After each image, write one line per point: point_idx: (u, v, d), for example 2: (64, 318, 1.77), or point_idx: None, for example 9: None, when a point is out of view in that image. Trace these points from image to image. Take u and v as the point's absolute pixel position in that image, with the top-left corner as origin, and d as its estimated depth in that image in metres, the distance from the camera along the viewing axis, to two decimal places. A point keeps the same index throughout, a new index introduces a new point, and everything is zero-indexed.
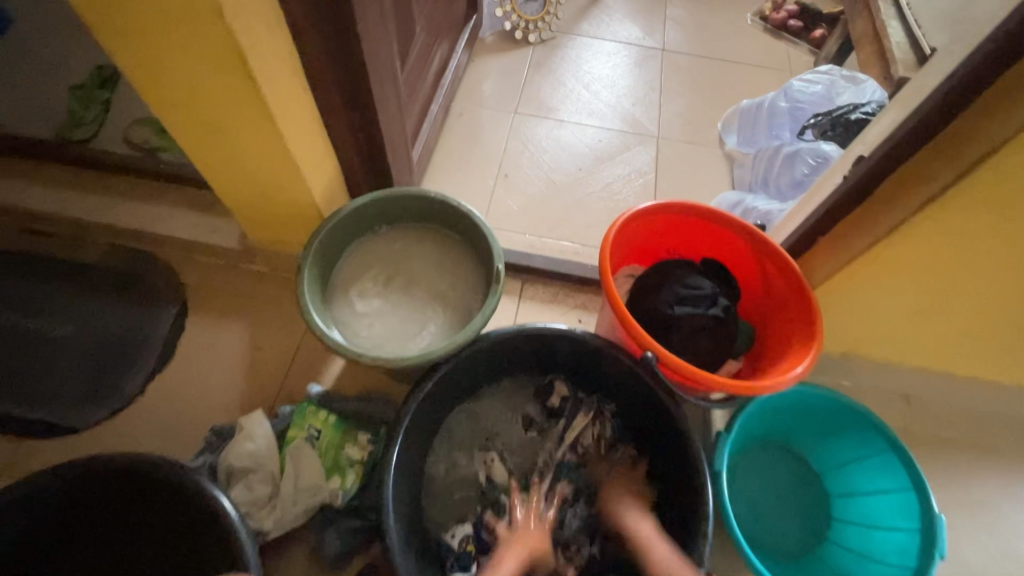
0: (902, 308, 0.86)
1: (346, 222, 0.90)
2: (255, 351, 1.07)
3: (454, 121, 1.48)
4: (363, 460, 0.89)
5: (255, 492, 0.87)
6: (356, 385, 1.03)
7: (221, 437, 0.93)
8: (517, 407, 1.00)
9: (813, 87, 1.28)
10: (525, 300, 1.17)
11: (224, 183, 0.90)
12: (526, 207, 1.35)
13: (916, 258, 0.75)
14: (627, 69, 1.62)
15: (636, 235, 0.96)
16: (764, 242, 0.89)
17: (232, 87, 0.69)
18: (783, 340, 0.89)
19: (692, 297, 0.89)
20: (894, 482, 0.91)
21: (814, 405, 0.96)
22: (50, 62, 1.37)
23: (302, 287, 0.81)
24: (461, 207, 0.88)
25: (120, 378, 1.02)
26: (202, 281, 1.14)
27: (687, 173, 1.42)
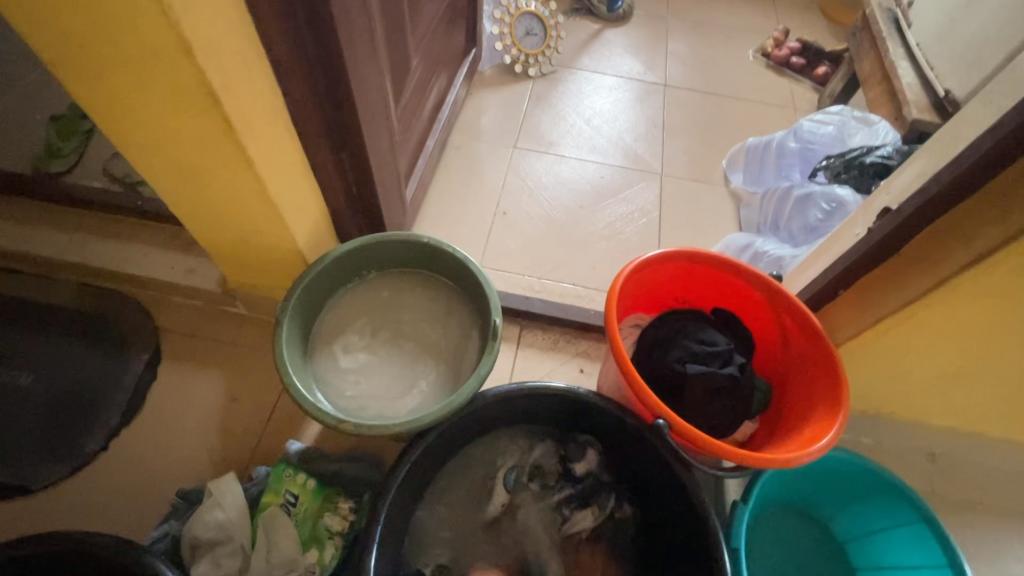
0: (932, 368, 0.79)
1: (332, 269, 0.83)
2: (231, 402, 0.99)
3: (452, 155, 1.43)
4: (342, 532, 0.81)
5: (223, 568, 0.77)
6: (339, 442, 0.95)
7: (188, 501, 0.84)
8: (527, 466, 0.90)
9: (825, 128, 1.22)
10: (523, 346, 1.10)
11: (202, 227, 0.84)
12: (525, 246, 1.29)
13: (950, 321, 0.69)
14: (629, 104, 1.59)
15: (643, 285, 0.90)
16: (781, 296, 0.83)
17: (206, 129, 0.64)
18: (804, 402, 0.82)
19: (705, 354, 0.82)
20: (928, 557, 0.82)
21: (835, 469, 0.88)
22: (33, 92, 1.32)
23: (280, 342, 0.74)
24: (456, 253, 0.82)
25: (84, 433, 0.94)
26: (179, 324, 1.07)
27: (693, 212, 1.37)
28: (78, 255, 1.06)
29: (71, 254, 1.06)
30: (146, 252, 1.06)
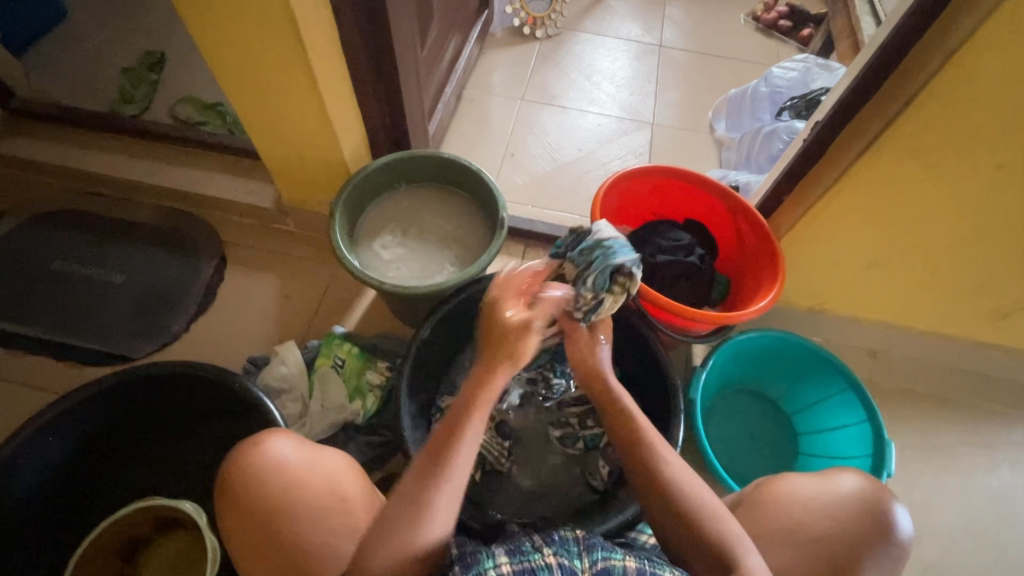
0: (856, 258, 0.97)
1: (372, 177, 1.03)
2: (285, 298, 1.20)
3: (466, 105, 1.62)
4: (381, 385, 1.02)
5: (289, 409, 1.01)
6: (374, 328, 1.16)
7: (257, 365, 1.07)
8: None
9: (790, 73, 1.41)
10: (527, 261, 1.31)
11: (266, 142, 1.04)
12: (530, 182, 1.48)
13: (863, 208, 0.88)
14: (626, 62, 1.75)
15: (625, 197, 1.09)
16: (736, 201, 1.01)
17: (280, 50, 0.83)
18: (753, 286, 1.01)
19: (672, 248, 1.03)
20: (853, 416, 1.02)
21: (783, 351, 1.08)
22: (104, 48, 1.53)
23: (333, 226, 0.94)
24: (471, 165, 1.02)
25: (168, 319, 1.15)
26: (239, 238, 1.27)
27: (679, 155, 1.55)
28: (152, 177, 1.26)
29: (147, 177, 1.26)
30: (210, 175, 1.26)
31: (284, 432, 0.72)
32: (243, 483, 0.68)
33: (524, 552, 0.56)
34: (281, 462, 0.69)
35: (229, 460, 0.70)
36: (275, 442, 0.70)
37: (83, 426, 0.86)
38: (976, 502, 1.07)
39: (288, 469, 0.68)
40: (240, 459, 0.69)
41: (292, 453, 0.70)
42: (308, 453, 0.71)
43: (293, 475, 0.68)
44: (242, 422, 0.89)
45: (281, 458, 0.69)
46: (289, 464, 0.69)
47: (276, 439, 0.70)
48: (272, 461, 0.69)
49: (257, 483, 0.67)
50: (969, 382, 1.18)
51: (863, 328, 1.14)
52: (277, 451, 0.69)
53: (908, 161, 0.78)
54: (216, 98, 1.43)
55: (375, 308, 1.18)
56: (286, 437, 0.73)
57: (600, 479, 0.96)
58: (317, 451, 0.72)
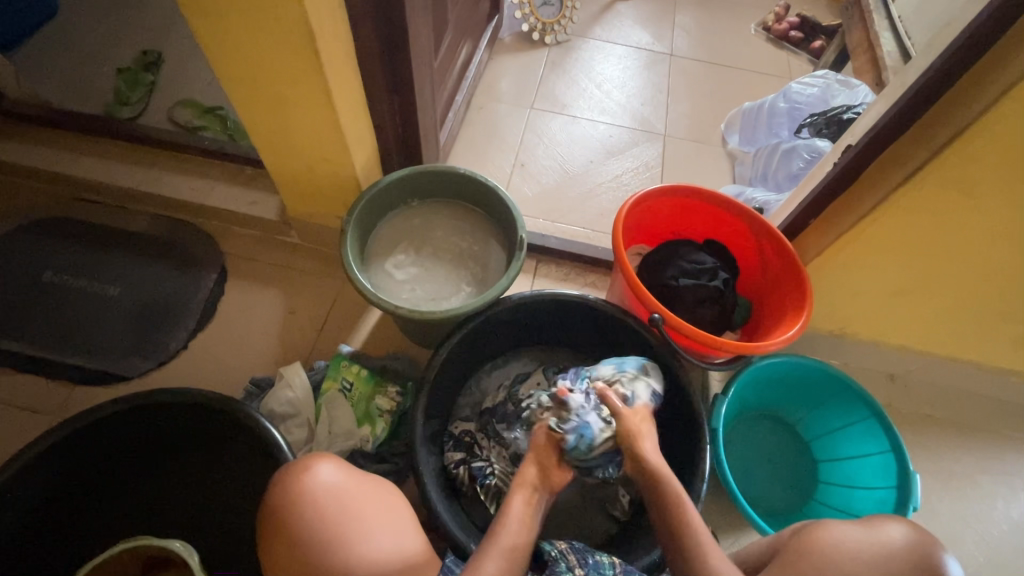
0: (884, 285, 0.95)
1: (384, 193, 0.99)
2: (289, 314, 1.15)
3: (474, 113, 1.57)
4: (391, 410, 0.98)
5: (295, 435, 0.97)
6: (382, 347, 1.12)
7: (261, 387, 1.02)
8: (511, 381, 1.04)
9: (809, 89, 1.38)
10: (539, 277, 1.28)
11: (275, 154, 1.00)
12: (541, 194, 1.44)
13: (896, 235, 0.85)
14: (637, 71, 1.72)
15: (645, 216, 1.06)
16: (760, 223, 0.98)
17: (295, 62, 0.79)
18: (777, 312, 0.98)
19: (694, 271, 1.00)
20: (876, 446, 0.99)
21: (803, 377, 1.05)
22: (98, 47, 1.46)
23: (345, 246, 0.90)
24: (488, 182, 0.98)
25: (166, 336, 1.10)
26: (240, 250, 1.23)
27: (691, 168, 1.52)
28: (150, 185, 1.20)
29: (145, 185, 1.20)
30: (211, 185, 1.20)
31: (330, 459, 0.70)
32: (293, 511, 0.64)
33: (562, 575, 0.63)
34: (334, 480, 0.67)
35: (275, 486, 0.67)
36: (324, 469, 0.67)
37: (76, 456, 0.81)
38: (996, 532, 1.05)
39: (338, 489, 0.66)
40: (289, 485, 0.66)
41: (345, 478, 0.68)
42: (358, 482, 0.69)
43: (339, 496, 0.66)
44: (246, 452, 0.84)
45: (336, 478, 0.68)
46: (340, 486, 0.67)
47: (325, 466, 0.68)
48: (329, 477, 0.67)
49: (310, 511, 0.64)
50: (986, 407, 1.16)
51: (883, 353, 1.11)
52: (329, 479, 0.66)
53: (949, 191, 0.76)
54: (216, 101, 1.38)
55: (384, 326, 1.14)
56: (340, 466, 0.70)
57: (622, 509, 0.93)
58: (366, 486, 0.70)
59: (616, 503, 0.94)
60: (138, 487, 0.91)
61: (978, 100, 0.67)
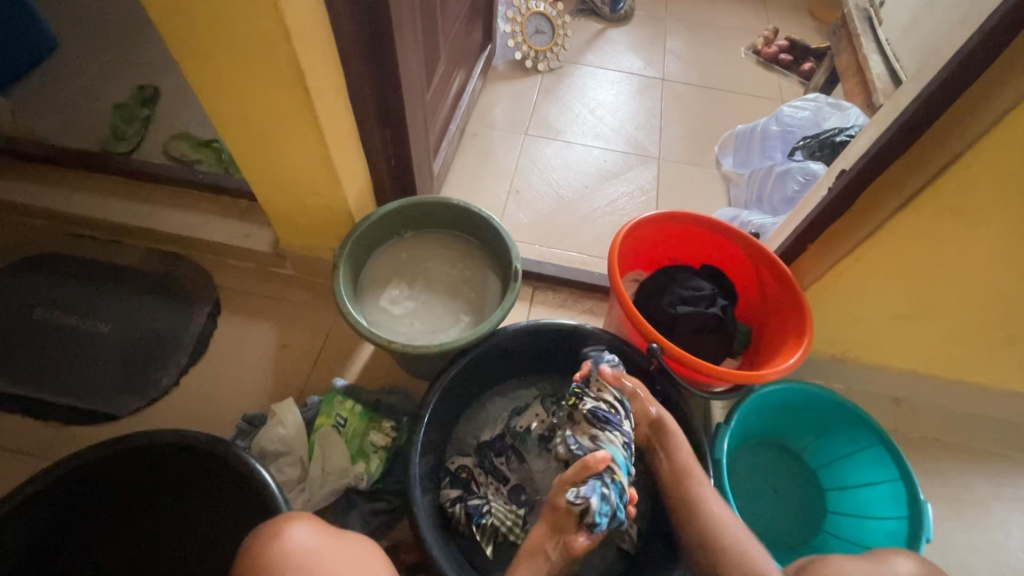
0: (885, 309, 0.94)
1: (377, 225, 0.98)
2: (283, 348, 1.13)
3: (468, 140, 1.58)
4: (386, 446, 0.95)
5: (287, 474, 0.94)
6: (377, 379, 1.10)
7: (252, 424, 1.00)
8: (510, 412, 1.02)
9: (802, 113, 1.38)
10: (535, 305, 1.26)
11: (267, 188, 1.00)
12: (536, 220, 1.44)
13: (894, 260, 0.84)
14: (629, 96, 1.73)
15: (641, 243, 1.05)
16: (758, 249, 0.97)
17: (286, 101, 0.80)
18: (777, 339, 0.97)
19: (692, 298, 0.98)
20: (884, 473, 0.96)
21: (809, 403, 1.03)
22: (95, 83, 1.48)
23: (338, 281, 0.89)
24: (481, 213, 0.97)
25: (157, 373, 1.08)
26: (233, 283, 1.22)
27: (687, 191, 1.52)
28: (144, 219, 1.20)
29: (138, 219, 1.20)
30: (204, 218, 1.20)
31: (303, 522, 0.65)
32: None
33: None
34: (304, 540, 0.63)
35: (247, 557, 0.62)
36: (295, 535, 0.63)
37: (60, 504, 0.78)
38: (1013, 561, 1.02)
39: (309, 545, 0.63)
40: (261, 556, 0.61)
41: (312, 528, 0.65)
42: (331, 543, 0.65)
43: (309, 558, 0.62)
44: (235, 497, 0.82)
45: (307, 536, 0.64)
46: (311, 538, 0.64)
47: (297, 531, 0.63)
48: (296, 534, 0.63)
49: None
50: (995, 430, 1.13)
51: (888, 376, 1.09)
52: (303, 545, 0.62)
53: (946, 216, 0.75)
54: (211, 135, 1.38)
55: (379, 358, 1.12)
56: (312, 519, 0.67)
57: (630, 540, 0.90)
58: (340, 539, 0.66)
59: (623, 535, 0.90)
60: (124, 533, 0.88)
61: (971, 126, 0.67)
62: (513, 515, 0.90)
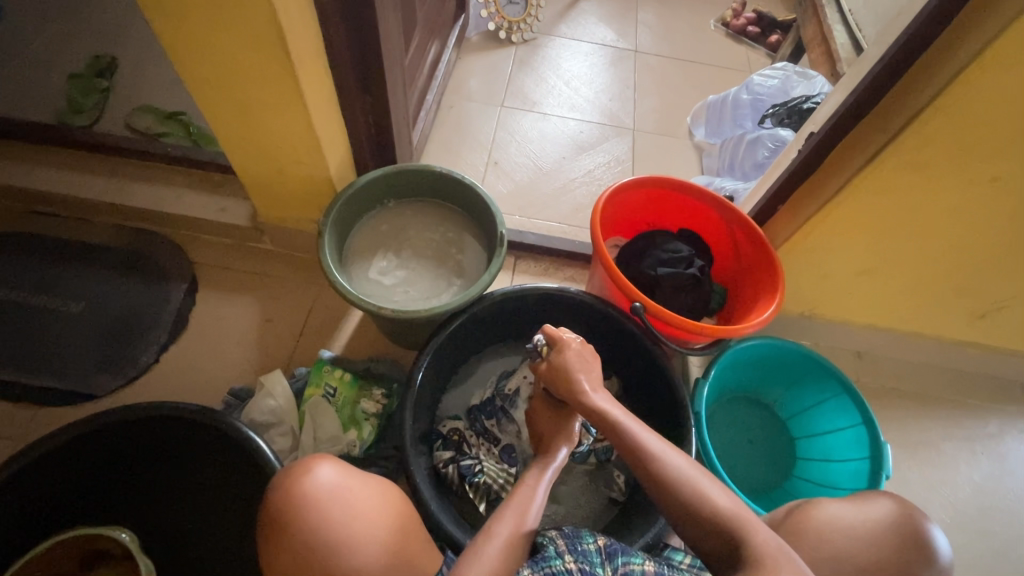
0: (850, 265, 0.99)
1: (359, 193, 0.98)
2: (266, 322, 1.12)
3: (445, 112, 1.57)
4: (378, 413, 0.97)
5: (278, 444, 0.95)
6: (365, 349, 1.11)
7: (240, 397, 1.00)
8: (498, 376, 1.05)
9: (771, 81, 1.43)
10: (518, 273, 1.29)
11: (245, 159, 0.98)
12: (515, 191, 1.45)
13: (860, 217, 0.89)
14: (603, 68, 1.74)
15: (622, 208, 1.08)
16: (733, 212, 1.01)
17: (264, 64, 0.78)
18: (752, 296, 1.01)
19: (671, 260, 1.02)
20: (849, 419, 1.03)
21: (780, 357, 1.08)
22: (46, 53, 1.39)
23: (324, 249, 0.89)
24: (464, 179, 0.98)
25: (135, 352, 1.06)
26: (211, 258, 1.19)
27: (661, 161, 1.55)
28: (111, 194, 1.15)
29: (105, 194, 1.15)
30: (177, 192, 1.16)
31: (327, 464, 0.67)
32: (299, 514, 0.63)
33: (549, 559, 0.61)
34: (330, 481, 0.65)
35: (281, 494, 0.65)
36: (320, 476, 0.65)
37: (47, 478, 0.77)
38: (961, 495, 1.11)
39: (323, 486, 0.65)
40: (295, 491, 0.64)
41: (344, 471, 0.67)
42: (355, 481, 0.67)
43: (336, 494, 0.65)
44: (230, 467, 0.82)
45: (331, 477, 0.66)
46: (332, 481, 0.66)
47: (322, 472, 0.66)
48: (320, 467, 0.66)
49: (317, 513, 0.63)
50: (945, 378, 1.22)
51: (850, 331, 1.16)
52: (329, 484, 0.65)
53: (906, 173, 0.80)
54: (177, 107, 1.33)
55: (365, 329, 1.13)
56: (336, 460, 0.69)
57: (619, 488, 0.95)
58: (364, 479, 0.68)
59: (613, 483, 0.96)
60: (113, 507, 0.88)
61: (931, 83, 0.71)
62: (505, 473, 0.92)
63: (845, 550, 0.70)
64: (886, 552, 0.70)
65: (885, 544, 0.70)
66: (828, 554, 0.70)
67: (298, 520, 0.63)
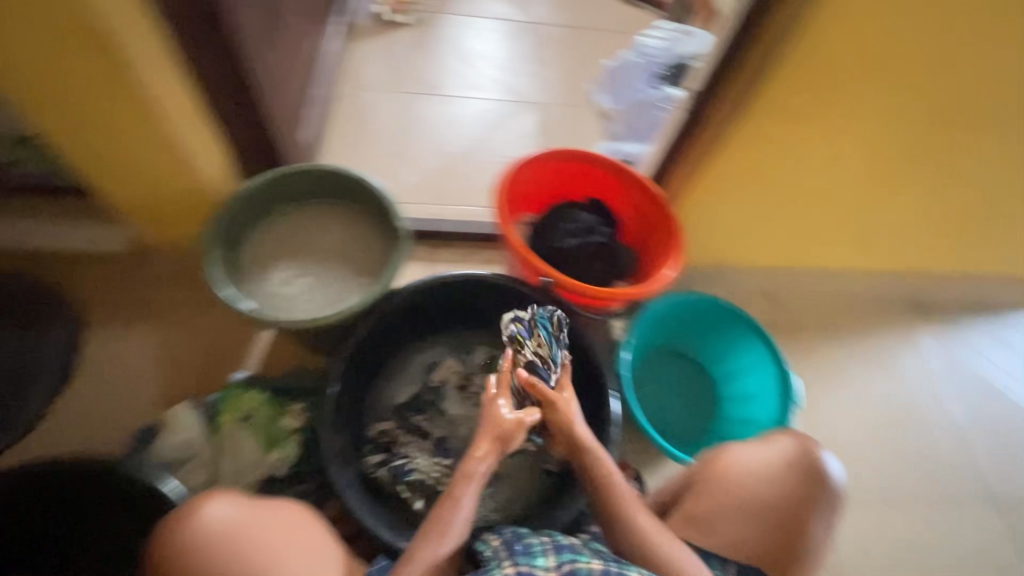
0: (743, 212, 1.04)
1: (246, 205, 0.93)
2: (168, 350, 1.05)
3: (340, 104, 1.50)
4: (300, 428, 0.92)
5: (195, 477, 0.89)
6: (281, 363, 1.06)
7: (146, 435, 0.93)
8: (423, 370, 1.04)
9: (658, 43, 1.49)
10: (435, 262, 1.26)
11: (110, 170, 0.92)
12: (424, 178, 1.41)
13: (742, 165, 0.93)
14: (500, 42, 1.71)
15: (525, 184, 1.08)
16: (630, 176, 1.03)
17: None
18: (657, 255, 1.05)
19: (577, 231, 1.04)
20: (760, 357, 1.10)
21: (694, 309, 1.13)
22: None
23: (211, 269, 0.84)
24: (356, 175, 0.94)
25: (19, 404, 0.96)
26: (95, 291, 1.09)
27: (567, 130, 1.55)
28: None
29: None
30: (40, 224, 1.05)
31: (218, 502, 0.63)
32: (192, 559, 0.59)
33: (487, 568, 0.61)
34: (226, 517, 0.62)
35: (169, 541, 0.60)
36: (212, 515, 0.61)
37: None
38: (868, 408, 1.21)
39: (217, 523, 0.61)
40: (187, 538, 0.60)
41: (240, 503, 0.64)
42: (254, 513, 0.64)
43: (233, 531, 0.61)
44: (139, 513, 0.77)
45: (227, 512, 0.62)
46: (227, 517, 0.62)
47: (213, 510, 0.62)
48: (214, 500, 0.63)
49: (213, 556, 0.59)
50: (845, 304, 1.32)
51: (756, 273, 1.23)
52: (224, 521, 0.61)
53: (775, 119, 0.84)
54: None
55: (279, 342, 1.07)
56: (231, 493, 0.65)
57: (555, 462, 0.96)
58: (267, 508, 0.65)
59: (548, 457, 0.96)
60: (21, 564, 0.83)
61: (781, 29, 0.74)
62: (438, 466, 0.92)
63: (752, 489, 0.76)
64: (787, 489, 0.76)
65: (785, 480, 0.76)
66: (735, 495, 0.76)
67: (177, 558, 0.59)
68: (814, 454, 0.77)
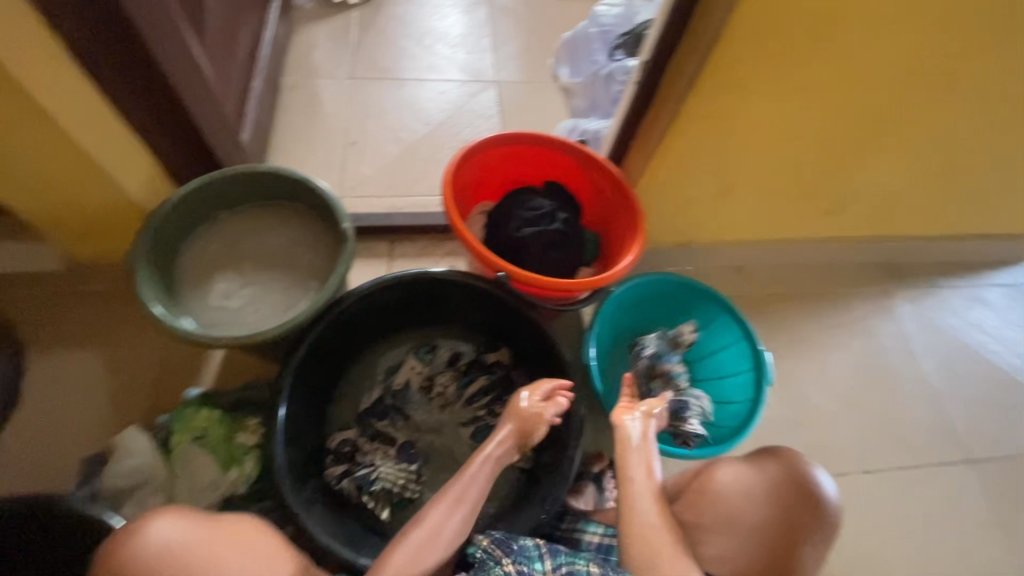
0: (705, 188, 1.00)
1: (176, 212, 0.87)
2: (116, 371, 1.00)
3: (287, 96, 1.42)
4: (258, 443, 0.90)
5: (149, 504, 0.86)
6: (237, 377, 1.02)
7: (95, 463, 0.89)
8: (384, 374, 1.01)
9: (614, 10, 1.40)
10: (395, 259, 1.22)
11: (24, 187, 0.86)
12: (379, 170, 1.35)
13: (700, 141, 0.88)
14: (455, 18, 1.63)
15: (478, 172, 1.03)
16: (587, 156, 0.98)
17: None
18: (621, 238, 1.00)
19: (534, 218, 0.99)
20: (731, 336, 1.07)
21: (661, 291, 1.10)
22: None
23: (139, 284, 0.79)
24: (294, 174, 0.89)
25: None
26: (33, 313, 1.03)
27: (528, 110, 1.49)
28: None
29: None
30: None
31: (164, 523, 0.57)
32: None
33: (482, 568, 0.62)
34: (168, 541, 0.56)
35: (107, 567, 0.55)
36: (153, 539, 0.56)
37: None
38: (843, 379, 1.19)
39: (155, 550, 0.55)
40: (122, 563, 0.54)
41: (185, 526, 0.58)
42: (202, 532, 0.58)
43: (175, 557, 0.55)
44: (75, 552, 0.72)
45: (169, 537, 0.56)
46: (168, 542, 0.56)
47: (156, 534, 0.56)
48: (157, 521, 0.58)
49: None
50: (818, 274, 1.29)
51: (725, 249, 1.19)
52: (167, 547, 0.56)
53: (728, 89, 0.79)
54: None
55: (233, 354, 1.03)
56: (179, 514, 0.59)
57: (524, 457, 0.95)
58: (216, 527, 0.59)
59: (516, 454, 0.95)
60: None
61: None
62: (404, 473, 0.89)
63: (737, 509, 0.75)
64: (775, 510, 0.73)
65: (775, 498, 0.73)
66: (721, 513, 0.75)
67: None
68: (807, 469, 0.74)
